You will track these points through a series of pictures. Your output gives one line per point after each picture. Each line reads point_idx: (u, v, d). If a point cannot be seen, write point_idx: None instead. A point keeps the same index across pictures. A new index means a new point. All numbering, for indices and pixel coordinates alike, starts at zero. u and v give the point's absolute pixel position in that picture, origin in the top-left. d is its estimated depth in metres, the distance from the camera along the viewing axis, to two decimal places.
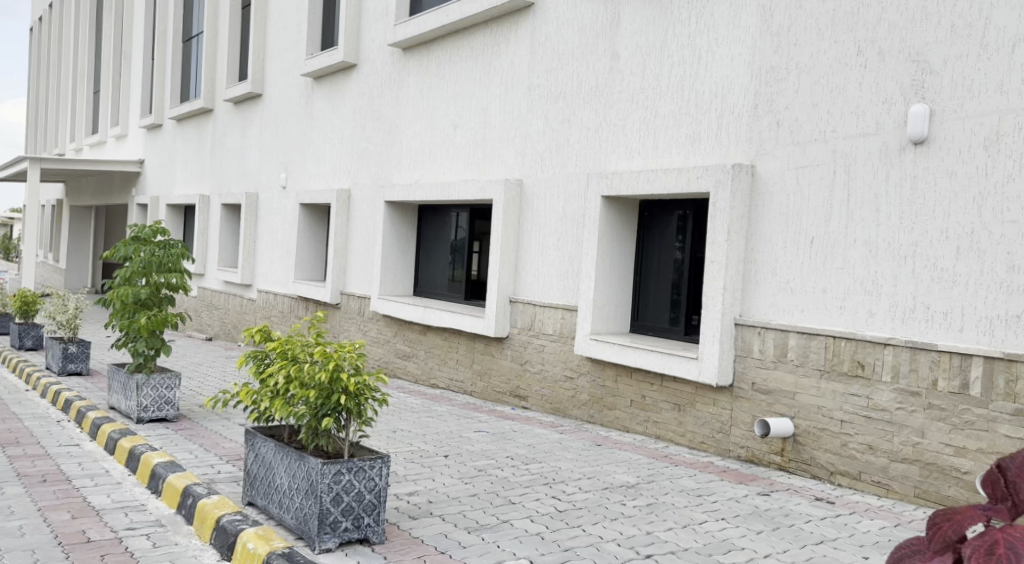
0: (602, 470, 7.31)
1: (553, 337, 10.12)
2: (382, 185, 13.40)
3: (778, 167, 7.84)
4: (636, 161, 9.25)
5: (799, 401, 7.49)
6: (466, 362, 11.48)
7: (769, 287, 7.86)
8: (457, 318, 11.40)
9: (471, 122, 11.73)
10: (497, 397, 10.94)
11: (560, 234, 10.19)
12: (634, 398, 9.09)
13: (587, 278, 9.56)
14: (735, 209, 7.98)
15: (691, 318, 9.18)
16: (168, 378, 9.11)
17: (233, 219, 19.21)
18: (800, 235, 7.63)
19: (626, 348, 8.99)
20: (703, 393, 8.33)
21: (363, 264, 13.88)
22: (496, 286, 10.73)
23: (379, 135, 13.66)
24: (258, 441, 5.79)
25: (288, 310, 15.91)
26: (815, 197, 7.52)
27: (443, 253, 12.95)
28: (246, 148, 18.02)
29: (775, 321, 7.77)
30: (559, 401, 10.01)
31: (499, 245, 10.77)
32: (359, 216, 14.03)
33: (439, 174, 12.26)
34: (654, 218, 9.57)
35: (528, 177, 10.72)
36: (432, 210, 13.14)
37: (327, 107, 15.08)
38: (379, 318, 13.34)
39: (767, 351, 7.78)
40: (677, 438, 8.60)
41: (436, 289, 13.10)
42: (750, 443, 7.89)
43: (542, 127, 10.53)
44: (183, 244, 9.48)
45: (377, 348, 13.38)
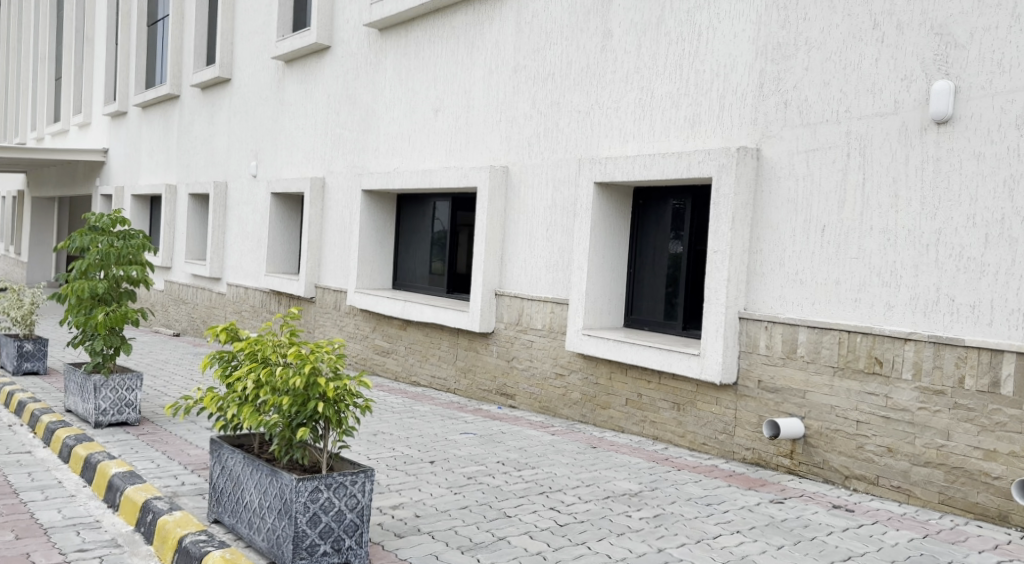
0: (601, 477, 6.79)
1: (542, 332, 9.58)
2: (358, 173, 12.76)
3: (786, 150, 7.33)
4: (631, 145, 8.71)
5: (811, 400, 7.00)
6: (449, 359, 10.91)
7: (777, 278, 7.36)
8: (439, 312, 10.82)
9: (452, 106, 11.13)
10: (482, 395, 10.38)
11: (548, 223, 9.64)
12: (630, 397, 8.57)
13: (578, 270, 9.02)
14: (740, 195, 7.47)
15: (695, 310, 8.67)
16: (128, 379, 8.45)
17: (202, 210, 18.45)
18: (811, 223, 7.12)
19: (621, 344, 8.46)
20: (705, 392, 7.83)
21: (338, 256, 13.25)
22: (481, 279, 10.16)
23: (355, 120, 13.01)
24: (225, 453, 5.20)
25: (260, 304, 15.23)
26: (828, 182, 7.02)
27: (423, 244, 12.35)
28: (214, 136, 17.28)
29: (783, 314, 7.27)
30: (549, 399, 9.48)
31: (483, 235, 10.19)
32: (334, 206, 13.37)
33: (419, 161, 11.65)
34: (650, 207, 9.05)
35: (515, 163, 10.14)
36: (412, 199, 12.53)
37: (300, 92, 14.41)
38: (356, 312, 12.72)
39: (775, 346, 7.28)
40: (676, 439, 8.09)
41: (416, 282, 12.50)
42: (756, 445, 7.40)
43: (529, 111, 9.96)
44: (144, 235, 8.82)
45: (354, 344, 12.77)
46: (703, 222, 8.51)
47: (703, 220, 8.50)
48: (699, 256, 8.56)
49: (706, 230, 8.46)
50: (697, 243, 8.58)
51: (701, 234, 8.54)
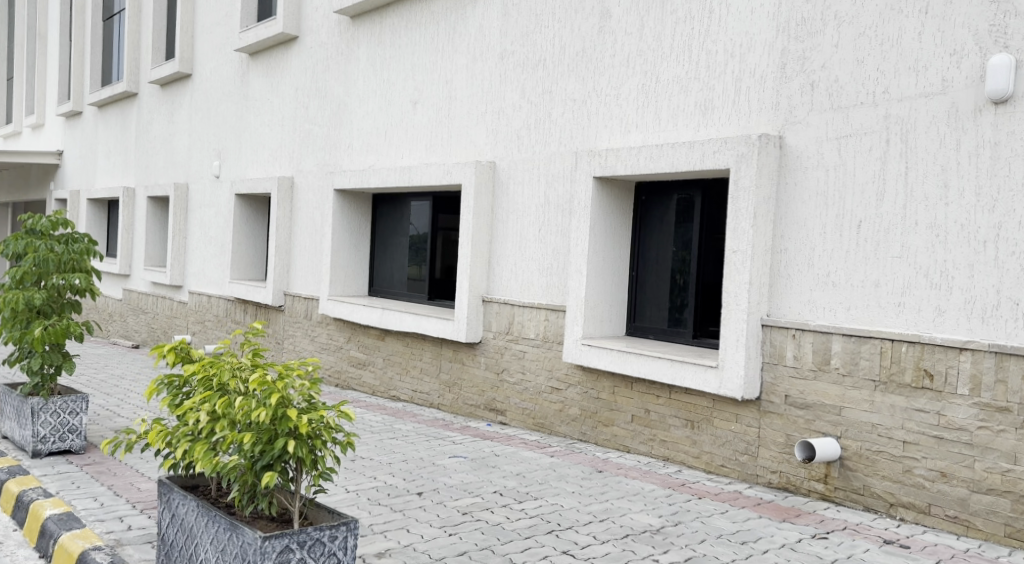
0: (614, 510, 5.96)
1: (535, 342, 8.73)
2: (330, 171, 11.85)
3: (815, 136, 6.55)
4: (634, 135, 7.89)
5: (847, 418, 6.23)
6: (432, 371, 10.02)
7: (805, 280, 6.59)
8: (421, 321, 9.94)
9: (433, 98, 10.25)
10: (469, 411, 9.51)
11: (541, 222, 8.80)
12: (635, 413, 7.75)
13: (577, 273, 8.19)
14: (762, 188, 6.69)
15: (709, 317, 7.80)
16: (72, 401, 7.45)
17: (162, 214, 17.38)
18: (844, 218, 6.35)
19: (627, 355, 7.64)
20: (723, 408, 7.03)
21: (309, 261, 12.31)
22: (466, 284, 9.30)
23: (325, 115, 12.09)
24: (175, 498, 4.29)
25: (224, 313, 14.23)
26: (864, 171, 6.24)
27: (402, 247, 11.45)
28: (174, 134, 16.24)
29: (813, 321, 6.50)
30: (544, 416, 8.63)
31: (468, 237, 9.32)
32: (304, 207, 12.44)
33: (396, 158, 10.75)
34: (654, 204, 8.23)
35: (503, 158, 9.29)
36: (389, 198, 11.63)
37: (265, 86, 13.46)
38: (329, 321, 11.78)
39: (804, 357, 6.50)
40: (690, 460, 7.29)
41: (394, 289, 11.60)
42: (784, 467, 6.62)
43: (518, 101, 9.12)
44: (90, 238, 7.86)
45: (327, 356, 11.82)
46: (717, 221, 7.68)
47: (718, 220, 7.67)
48: (715, 260, 7.69)
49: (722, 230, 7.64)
50: (712, 244, 7.72)
51: (714, 234, 7.70)
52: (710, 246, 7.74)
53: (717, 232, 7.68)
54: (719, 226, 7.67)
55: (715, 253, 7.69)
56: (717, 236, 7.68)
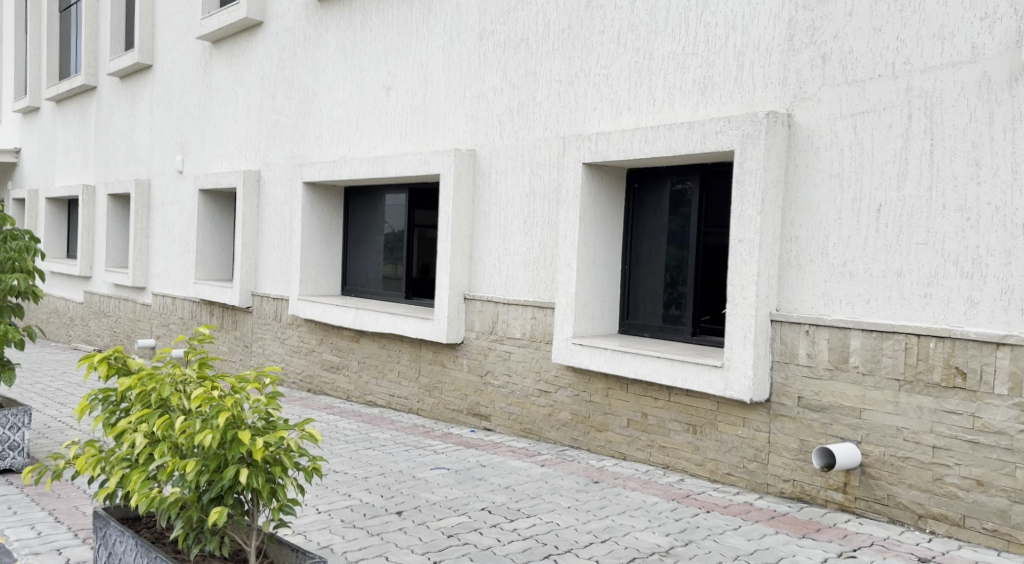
0: (618, 529, 5.38)
1: (522, 342, 8.13)
2: (299, 164, 11.16)
3: (828, 114, 6.00)
4: (627, 118, 7.30)
5: (868, 421, 5.69)
6: (410, 375, 9.39)
7: (818, 271, 6.04)
8: (398, 320, 9.31)
9: (407, 83, 9.61)
10: (451, 417, 8.89)
11: (526, 214, 8.19)
12: (631, 417, 7.16)
13: (566, 267, 7.60)
14: (770, 170, 6.13)
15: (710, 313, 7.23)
16: (13, 414, 6.73)
17: (124, 212, 16.56)
18: (861, 202, 5.81)
19: (622, 354, 7.06)
20: (729, 411, 6.47)
21: (278, 259, 11.62)
22: (446, 281, 8.68)
23: (293, 104, 11.40)
24: (112, 534, 3.64)
25: (189, 316, 13.50)
26: (883, 151, 5.70)
27: (377, 243, 10.80)
28: (135, 129, 15.45)
29: (828, 316, 5.96)
30: (532, 421, 8.03)
31: (448, 230, 8.69)
32: (272, 202, 11.75)
33: (369, 147, 10.08)
34: (648, 192, 7.66)
35: (484, 146, 8.67)
36: (362, 191, 10.98)
37: (229, 76, 12.74)
38: (300, 322, 11.10)
39: (819, 355, 5.96)
40: (693, 468, 6.72)
41: (369, 287, 10.95)
42: (798, 476, 6.07)
43: (500, 84, 8.50)
44: (32, 235, 7.15)
45: (297, 360, 11.14)
46: (718, 211, 7.10)
47: (719, 210, 7.09)
48: (716, 253, 7.11)
49: (723, 220, 7.06)
50: (712, 235, 7.14)
51: (714, 224, 7.12)
52: (710, 238, 7.16)
53: (717, 223, 7.10)
54: (719, 217, 7.09)
55: (716, 245, 7.11)
56: (717, 226, 7.10)
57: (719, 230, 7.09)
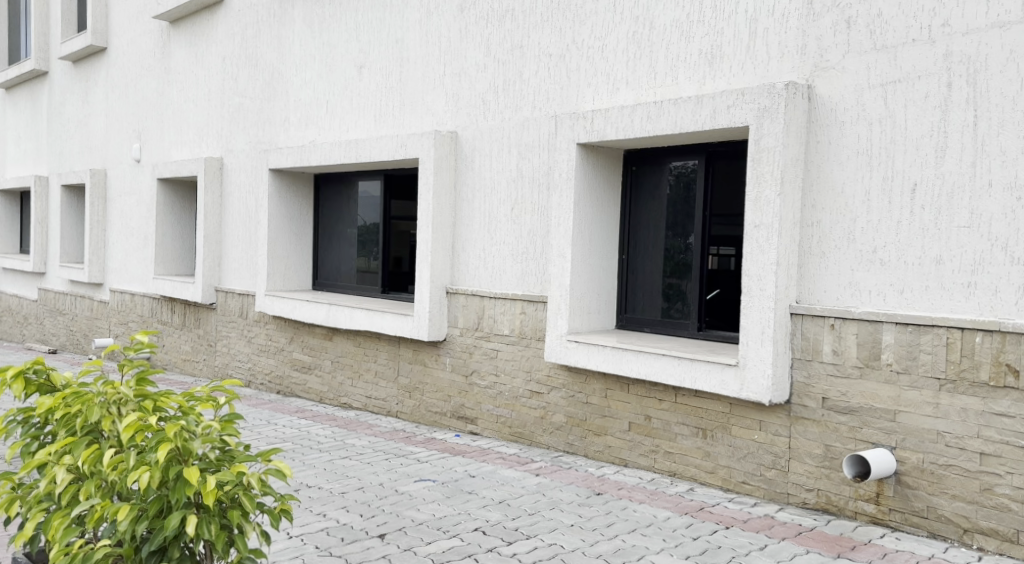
0: (631, 553, 4.76)
1: (510, 339, 7.51)
2: (264, 149, 10.42)
3: (852, 84, 5.42)
4: (625, 93, 6.68)
5: (903, 425, 5.13)
6: (388, 375, 8.71)
7: (844, 258, 5.47)
8: (374, 317, 8.63)
9: (381, 61, 8.90)
10: (434, 420, 8.24)
11: (514, 200, 7.55)
12: (633, 420, 6.56)
13: (559, 257, 6.97)
14: (789, 148, 5.54)
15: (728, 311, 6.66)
16: None
17: (79, 205, 15.66)
18: (893, 181, 5.24)
19: (623, 352, 6.45)
20: (744, 414, 5.88)
21: (243, 252, 10.88)
22: (427, 274, 8.01)
23: (257, 86, 10.64)
24: None
25: (150, 313, 12.71)
26: (918, 124, 5.13)
27: (349, 234, 10.10)
28: (89, 116, 14.56)
29: (856, 308, 5.39)
30: (522, 425, 7.41)
31: (427, 220, 8.01)
32: (236, 191, 11.00)
33: (341, 131, 9.37)
34: (646, 174, 7.05)
35: (466, 127, 8.01)
36: (333, 179, 10.27)
37: (189, 57, 11.93)
38: (268, 320, 10.37)
39: (846, 352, 5.39)
40: (703, 476, 6.12)
41: (342, 281, 10.25)
42: (822, 485, 5.50)
43: (482, 59, 7.83)
44: None
45: (266, 360, 10.42)
46: (732, 199, 6.55)
47: (734, 197, 6.54)
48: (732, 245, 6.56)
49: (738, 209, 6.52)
50: (725, 225, 6.58)
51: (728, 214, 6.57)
52: (722, 228, 6.60)
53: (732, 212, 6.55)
54: (734, 205, 6.54)
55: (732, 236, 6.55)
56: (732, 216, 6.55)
57: (734, 220, 6.54)
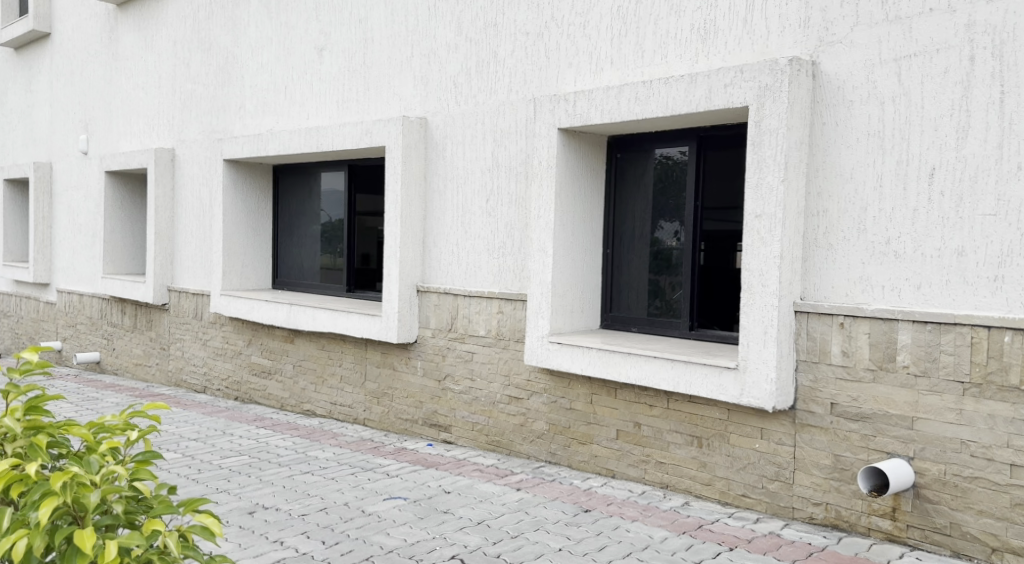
0: None
1: (487, 341, 6.99)
2: (219, 139, 9.77)
3: (862, 60, 4.97)
4: (609, 74, 6.18)
5: (922, 433, 4.68)
6: (354, 379, 8.13)
7: (854, 251, 5.00)
8: (338, 317, 8.04)
9: (343, 43, 8.30)
10: (404, 428, 7.67)
11: (488, 191, 7.01)
12: (621, 428, 6.06)
13: (539, 252, 6.44)
14: (793, 130, 5.08)
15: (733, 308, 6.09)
16: None
17: (24, 200, 14.80)
18: (908, 165, 4.79)
19: (611, 354, 5.94)
20: (743, 421, 5.39)
21: (198, 249, 10.22)
22: (395, 272, 7.44)
23: (210, 72, 9.97)
24: None
25: (100, 315, 11.98)
26: (936, 102, 4.68)
27: (312, 230, 9.49)
28: (33, 106, 13.73)
29: (868, 305, 4.92)
30: (500, 433, 6.88)
31: (395, 213, 7.44)
32: (189, 184, 10.33)
33: (301, 118, 8.76)
34: (632, 162, 6.55)
35: (435, 113, 7.44)
36: (294, 171, 9.65)
37: (138, 42, 11.21)
38: (224, 321, 9.72)
39: (857, 354, 4.93)
40: (699, 488, 5.63)
41: (304, 280, 9.63)
42: (831, 498, 5.03)
43: (453, 39, 7.27)
44: None
45: (223, 364, 9.77)
46: (729, 188, 6.03)
47: (731, 186, 6.01)
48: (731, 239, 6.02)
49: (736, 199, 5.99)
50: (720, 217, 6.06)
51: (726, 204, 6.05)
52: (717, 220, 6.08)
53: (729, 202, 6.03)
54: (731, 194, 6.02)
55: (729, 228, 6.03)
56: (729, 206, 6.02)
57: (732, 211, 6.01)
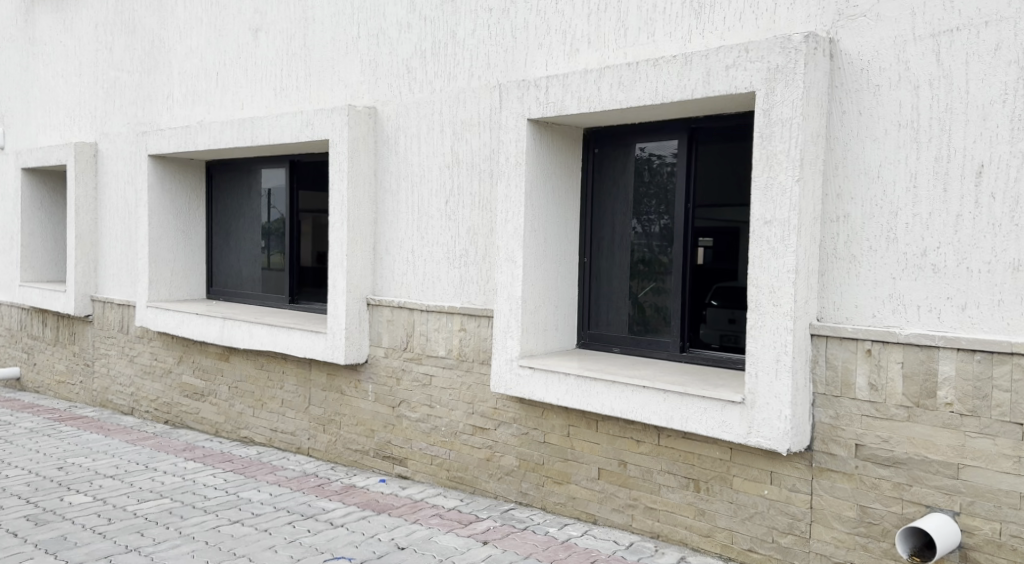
0: None
1: (448, 363, 6.11)
2: (144, 132, 8.74)
3: (891, 36, 4.18)
4: (586, 55, 5.33)
5: (970, 484, 3.90)
6: (296, 403, 7.20)
7: (883, 264, 4.21)
8: (278, 333, 7.09)
9: (281, 23, 7.34)
10: (354, 460, 6.77)
11: (447, 191, 6.13)
12: (603, 466, 5.22)
13: (506, 262, 5.58)
14: (809, 119, 4.28)
15: (709, 309, 5.47)
16: None
17: None
18: (950, 161, 4.02)
19: (591, 381, 5.10)
20: (749, 463, 4.58)
21: (124, 255, 9.19)
22: (342, 283, 6.53)
23: (135, 57, 8.94)
24: None
25: (20, 327, 10.86)
26: (985, 86, 3.92)
27: (250, 233, 8.51)
28: None
29: (902, 328, 4.13)
30: (463, 468, 6.01)
31: (341, 215, 6.51)
32: (114, 183, 9.29)
33: (235, 109, 7.80)
34: (612, 157, 5.70)
35: (386, 101, 6.54)
36: (229, 168, 8.66)
37: (56, 25, 10.10)
38: (152, 335, 8.72)
39: (888, 387, 4.14)
40: (696, 539, 4.81)
41: (244, 288, 8.64)
42: (857, 558, 4.24)
43: (406, 17, 6.38)
44: None
45: (152, 385, 8.77)
46: None
47: None
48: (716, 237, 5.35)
49: None
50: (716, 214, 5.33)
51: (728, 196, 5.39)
52: None
53: None
54: None
55: None
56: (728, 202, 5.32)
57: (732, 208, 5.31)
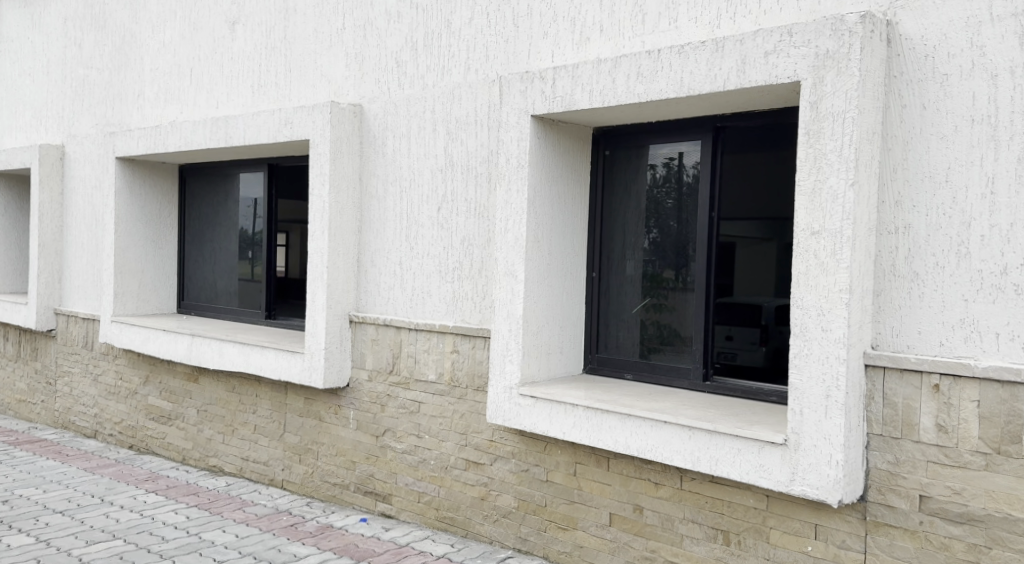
0: None
1: (438, 389, 5.45)
2: (112, 132, 8.07)
3: (963, 17, 3.56)
4: (599, 44, 4.70)
5: None
6: (270, 430, 6.51)
7: (954, 283, 3.57)
8: (250, 353, 6.41)
9: (260, 14, 6.70)
10: (333, 496, 6.08)
11: (440, 197, 5.48)
12: (614, 511, 4.56)
13: (506, 276, 4.92)
14: (865, 112, 3.64)
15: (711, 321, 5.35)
16: None
17: None
18: None
19: (602, 414, 4.44)
20: (789, 513, 3.92)
21: (90, 264, 8.50)
22: (321, 298, 5.86)
23: (105, 52, 8.28)
24: None
25: None
26: None
27: (225, 243, 7.84)
28: None
29: (977, 360, 3.49)
30: (454, 507, 5.34)
31: (321, 223, 5.84)
32: (80, 187, 8.61)
33: (209, 107, 7.14)
34: (626, 159, 5.06)
35: (373, 98, 5.89)
36: (204, 172, 8.00)
37: (24, 19, 9.43)
38: (117, 353, 8.02)
39: (961, 430, 3.50)
40: None
41: (218, 303, 7.96)
42: None
43: (396, 5, 5.74)
44: None
45: (116, 406, 8.06)
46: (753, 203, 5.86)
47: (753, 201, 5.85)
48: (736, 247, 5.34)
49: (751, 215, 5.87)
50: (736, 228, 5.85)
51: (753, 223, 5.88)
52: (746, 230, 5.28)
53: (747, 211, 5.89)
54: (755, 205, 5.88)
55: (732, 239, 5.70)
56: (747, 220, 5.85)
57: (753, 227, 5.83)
